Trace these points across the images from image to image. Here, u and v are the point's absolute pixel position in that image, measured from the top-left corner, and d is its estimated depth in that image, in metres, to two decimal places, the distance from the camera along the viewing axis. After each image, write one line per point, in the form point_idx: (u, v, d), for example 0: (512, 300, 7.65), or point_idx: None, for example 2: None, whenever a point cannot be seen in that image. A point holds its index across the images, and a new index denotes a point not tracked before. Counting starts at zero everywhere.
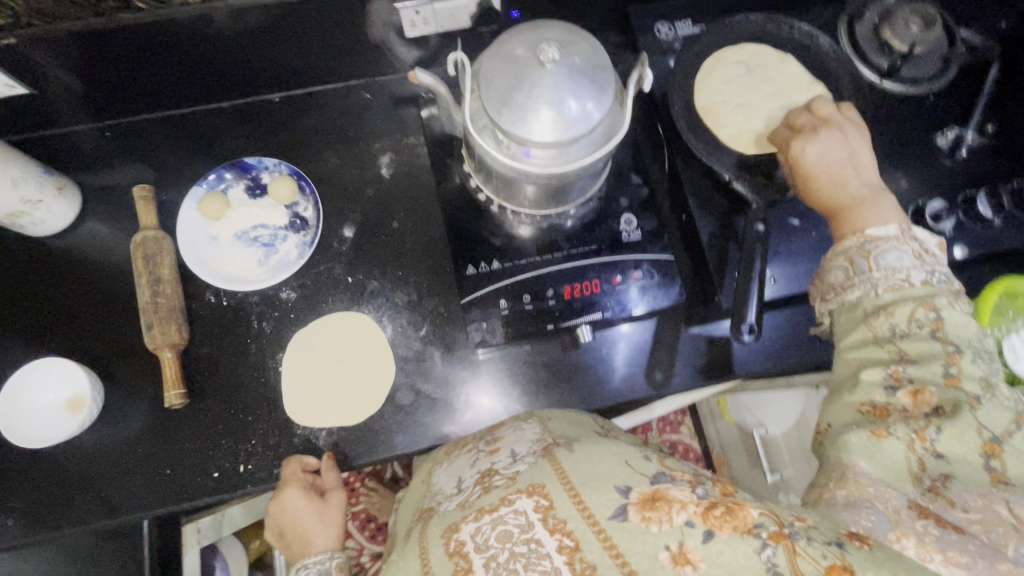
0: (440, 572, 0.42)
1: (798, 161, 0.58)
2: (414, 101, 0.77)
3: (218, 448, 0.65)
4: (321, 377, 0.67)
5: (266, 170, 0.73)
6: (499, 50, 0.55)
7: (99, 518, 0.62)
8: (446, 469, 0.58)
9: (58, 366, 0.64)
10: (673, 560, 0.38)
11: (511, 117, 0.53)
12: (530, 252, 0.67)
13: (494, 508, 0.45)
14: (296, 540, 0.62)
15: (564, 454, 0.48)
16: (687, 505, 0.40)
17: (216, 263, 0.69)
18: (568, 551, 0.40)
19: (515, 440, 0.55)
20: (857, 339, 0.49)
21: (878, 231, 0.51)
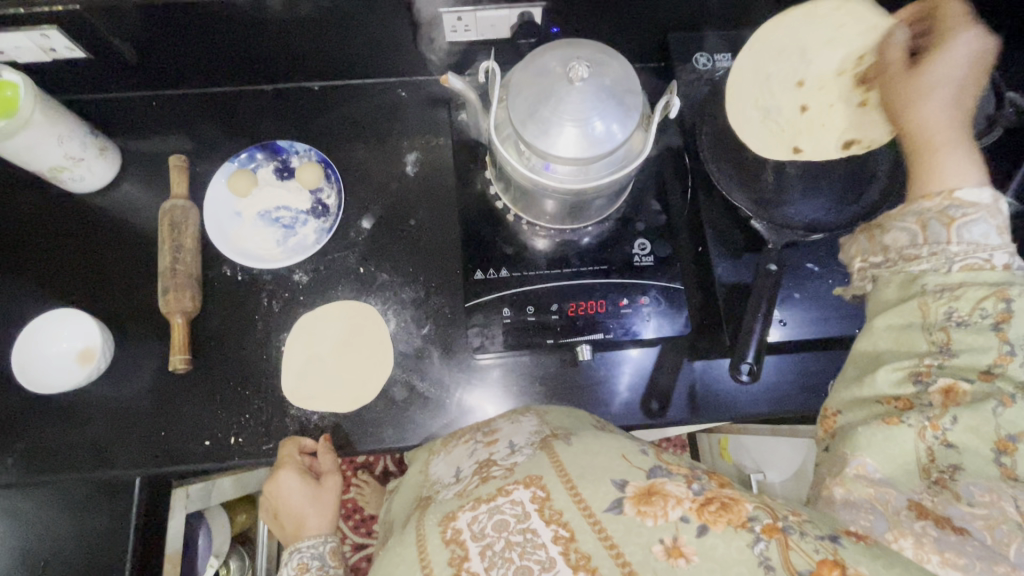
0: (436, 559, 0.41)
1: (924, 76, 0.49)
2: (444, 105, 0.79)
3: (213, 418, 0.66)
4: (327, 359, 0.68)
5: (296, 155, 0.75)
6: (533, 63, 0.56)
7: (93, 469, 0.64)
8: (444, 457, 0.59)
9: (74, 318, 0.67)
10: (667, 552, 0.38)
11: (535, 130, 0.54)
12: (540, 265, 0.67)
13: (491, 498, 0.44)
14: (294, 522, 0.65)
15: (562, 446, 0.48)
16: (683, 501, 0.40)
17: (236, 238, 0.71)
18: (563, 542, 0.39)
19: (515, 433, 0.55)
20: (901, 320, 0.45)
21: (969, 194, 0.45)
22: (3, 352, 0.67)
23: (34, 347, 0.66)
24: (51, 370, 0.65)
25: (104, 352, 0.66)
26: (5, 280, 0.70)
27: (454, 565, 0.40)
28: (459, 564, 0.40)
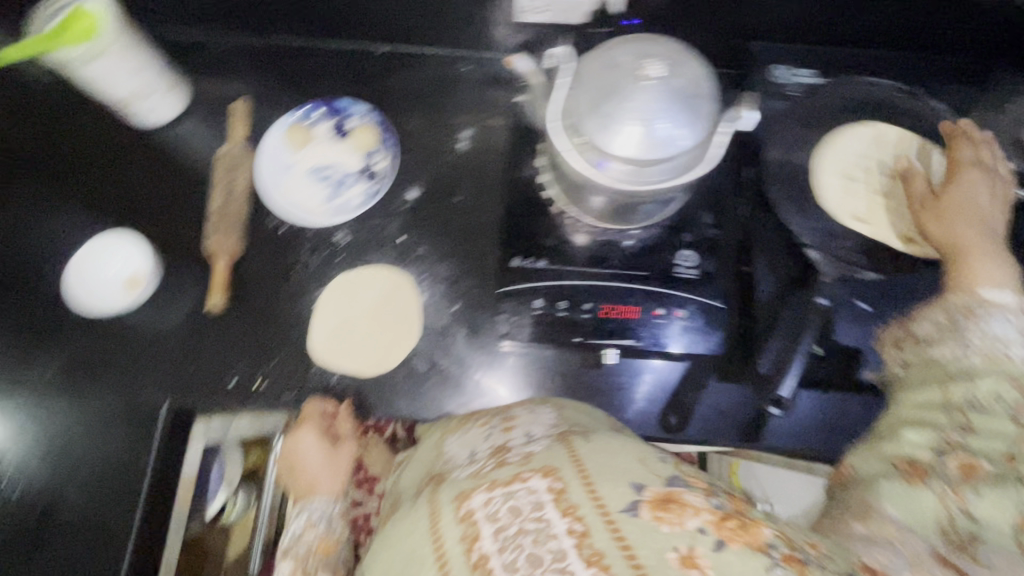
0: (449, 535, 0.42)
1: (948, 207, 0.55)
2: (505, 85, 0.77)
3: (240, 361, 0.68)
4: (355, 332, 0.69)
5: (353, 115, 0.75)
6: (602, 55, 0.55)
7: (124, 392, 0.68)
8: (457, 438, 0.59)
9: (132, 247, 0.69)
10: (680, 562, 0.36)
11: (595, 122, 0.52)
12: (580, 262, 0.66)
13: (506, 482, 0.44)
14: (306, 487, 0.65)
15: (581, 442, 0.47)
16: (701, 511, 0.39)
17: (286, 190, 0.71)
18: (576, 536, 0.38)
19: (532, 423, 0.55)
20: (925, 399, 0.46)
21: (993, 295, 0.50)
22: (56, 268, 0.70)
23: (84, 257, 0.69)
24: (90, 282, 0.68)
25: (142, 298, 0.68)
26: (64, 199, 0.73)
27: (466, 541, 0.41)
28: (471, 542, 0.41)
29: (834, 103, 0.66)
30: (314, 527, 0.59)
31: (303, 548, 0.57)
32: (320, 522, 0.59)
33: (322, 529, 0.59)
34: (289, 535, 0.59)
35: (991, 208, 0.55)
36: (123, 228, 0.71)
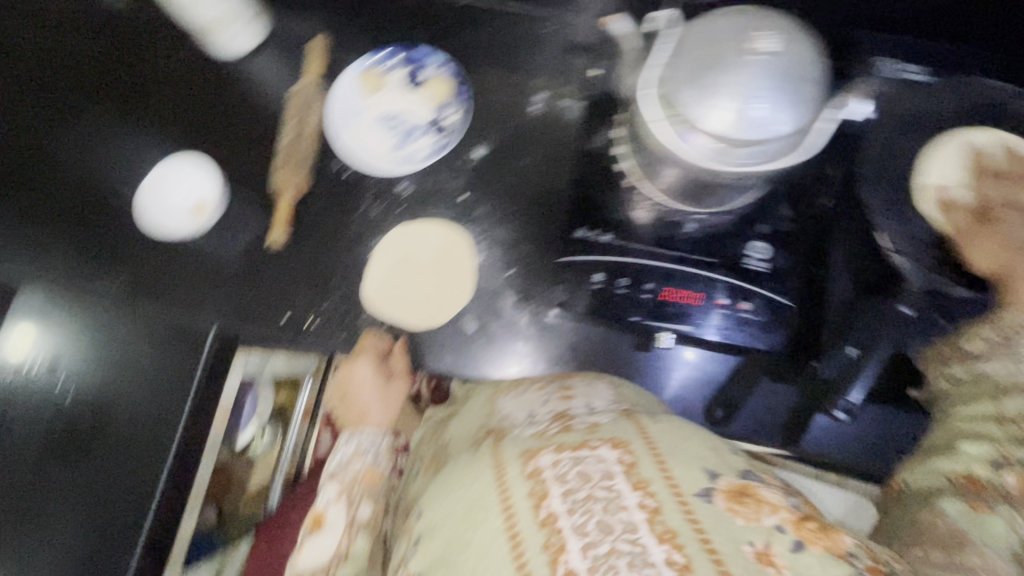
0: (516, 489, 0.43)
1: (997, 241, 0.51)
2: (586, 51, 0.75)
3: (298, 297, 0.71)
4: (408, 277, 0.69)
5: (428, 64, 0.74)
6: (708, 27, 0.52)
7: (183, 312, 0.70)
8: (512, 398, 0.59)
9: (205, 178, 0.69)
10: (757, 557, 0.38)
11: (691, 94, 0.50)
12: (644, 239, 0.63)
13: (575, 447, 0.45)
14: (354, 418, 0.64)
15: (650, 422, 0.48)
16: (779, 510, 0.41)
17: (353, 133, 0.71)
18: (648, 511, 0.39)
19: (592, 396, 0.55)
20: (976, 412, 0.46)
21: None
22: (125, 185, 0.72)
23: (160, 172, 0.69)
24: (156, 198, 0.68)
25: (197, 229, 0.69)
26: (134, 117, 0.72)
27: (533, 497, 0.42)
28: (539, 498, 0.42)
29: (965, 92, 0.57)
30: (362, 455, 0.57)
31: (351, 475, 0.55)
32: (369, 451, 0.57)
33: (370, 458, 0.57)
34: (336, 459, 0.57)
35: None
36: (200, 155, 0.70)
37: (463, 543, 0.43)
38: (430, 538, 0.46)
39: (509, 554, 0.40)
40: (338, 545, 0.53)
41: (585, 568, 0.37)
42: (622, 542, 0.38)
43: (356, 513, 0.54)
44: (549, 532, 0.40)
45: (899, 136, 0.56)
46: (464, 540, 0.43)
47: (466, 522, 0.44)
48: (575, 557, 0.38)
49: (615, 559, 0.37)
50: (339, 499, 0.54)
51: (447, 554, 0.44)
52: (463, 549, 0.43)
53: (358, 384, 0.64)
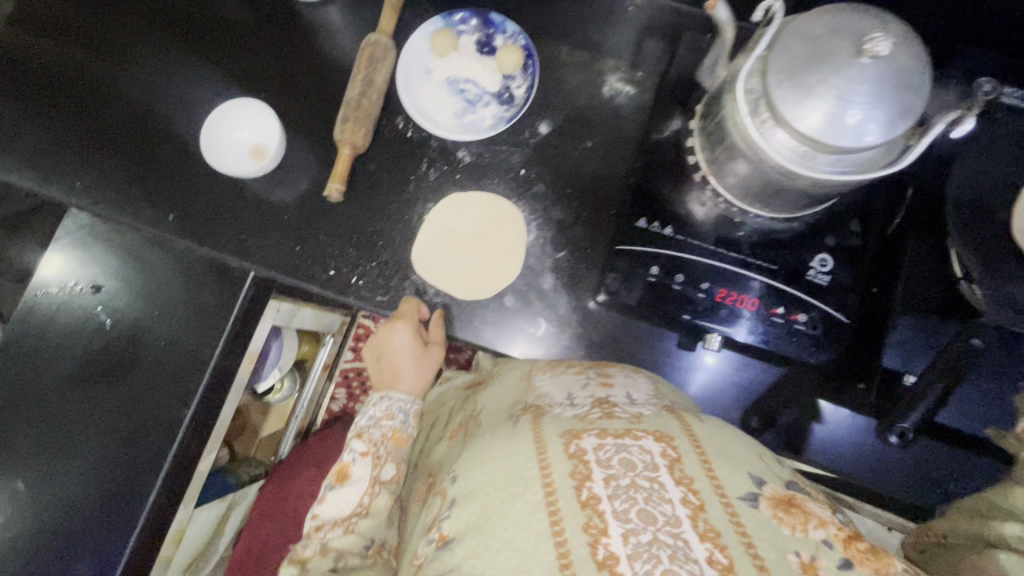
0: (558, 467, 0.44)
1: None
2: (667, 36, 0.71)
3: (343, 254, 0.69)
4: (456, 244, 0.69)
5: (503, 33, 0.72)
6: (824, 16, 0.48)
7: (229, 253, 0.70)
8: (550, 379, 0.59)
9: (270, 128, 0.70)
10: (802, 566, 0.40)
11: (789, 93, 0.47)
12: (706, 238, 0.62)
13: (618, 434, 0.46)
14: (392, 372, 0.70)
15: (693, 420, 0.49)
16: (827, 524, 0.42)
17: (419, 95, 0.71)
18: (691, 507, 0.42)
19: (630, 387, 0.56)
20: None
21: None
22: (190, 121, 0.72)
23: (222, 115, 0.71)
24: (217, 141, 0.70)
25: (251, 174, 0.69)
26: (211, 56, 0.74)
27: (576, 478, 0.43)
28: (581, 480, 0.43)
29: None
30: (391, 417, 0.68)
31: (379, 434, 0.67)
32: (398, 415, 0.69)
33: (398, 422, 0.68)
34: (367, 417, 0.69)
35: None
36: (266, 106, 0.71)
37: (501, 512, 0.44)
38: (468, 503, 0.46)
39: (549, 531, 0.41)
40: (362, 498, 0.65)
41: (625, 554, 0.39)
42: (664, 534, 0.40)
43: (381, 468, 0.66)
44: (590, 514, 0.41)
45: (998, 161, 0.53)
46: (501, 508, 0.44)
47: (505, 492, 0.45)
48: (616, 542, 0.40)
49: (658, 549, 0.39)
50: (366, 453, 0.66)
51: (481, 520, 0.44)
52: (500, 518, 0.44)
53: (396, 348, 0.66)
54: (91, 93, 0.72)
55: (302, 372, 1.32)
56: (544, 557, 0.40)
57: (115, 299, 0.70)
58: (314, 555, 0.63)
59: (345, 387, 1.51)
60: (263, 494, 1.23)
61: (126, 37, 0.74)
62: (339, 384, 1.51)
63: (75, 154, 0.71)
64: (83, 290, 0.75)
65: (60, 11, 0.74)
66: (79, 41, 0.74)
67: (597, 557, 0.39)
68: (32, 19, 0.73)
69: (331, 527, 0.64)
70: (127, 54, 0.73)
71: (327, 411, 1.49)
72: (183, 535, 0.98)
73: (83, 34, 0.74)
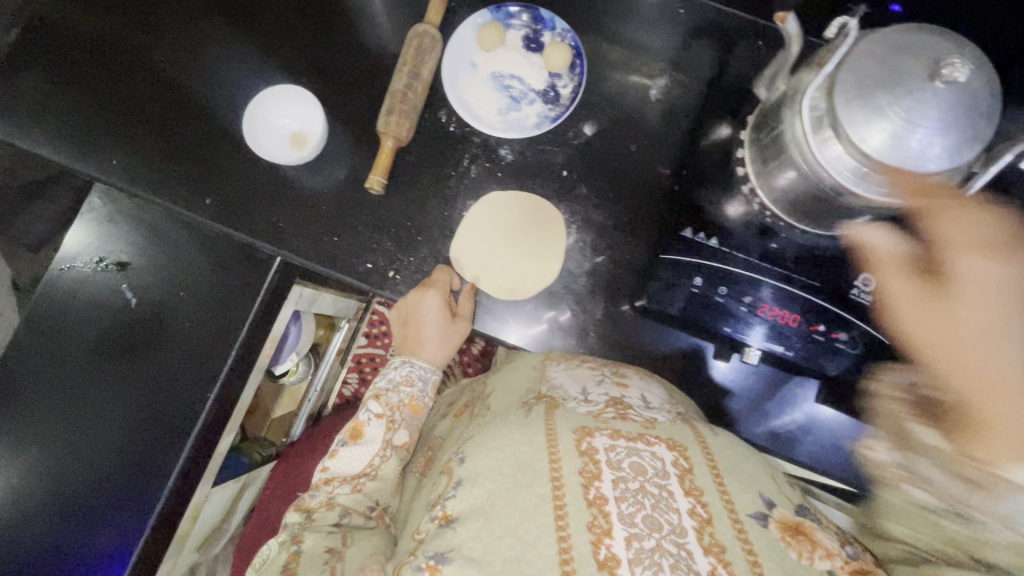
0: (569, 462, 0.49)
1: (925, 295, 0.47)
2: (718, 39, 0.70)
3: (380, 247, 0.69)
4: (494, 230, 0.69)
5: (551, 30, 0.70)
6: (901, 34, 0.46)
7: (265, 240, 0.69)
8: (566, 371, 0.62)
9: (314, 117, 0.69)
10: None
11: (857, 112, 0.46)
12: (751, 251, 0.62)
13: (631, 437, 0.51)
14: (416, 339, 0.72)
15: (706, 432, 0.55)
16: (833, 556, 0.48)
17: (463, 89, 0.70)
18: (699, 519, 0.47)
19: (646, 389, 0.60)
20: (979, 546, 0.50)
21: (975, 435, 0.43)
22: (229, 103, 0.71)
23: (263, 100, 0.70)
24: (258, 126, 0.69)
25: (290, 161, 0.68)
26: (252, 36, 0.72)
27: (585, 476, 0.48)
28: (590, 478, 0.48)
29: None
30: (410, 385, 0.73)
31: (397, 400, 0.72)
32: (416, 383, 0.73)
33: (416, 390, 0.73)
34: (388, 380, 0.74)
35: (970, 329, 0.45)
36: (310, 94, 0.70)
37: (506, 499, 0.48)
38: (473, 485, 0.51)
39: (553, 525, 0.46)
40: (372, 458, 0.70)
41: (626, 557, 0.44)
42: (668, 542, 0.45)
43: (393, 433, 0.71)
44: (595, 513, 0.46)
45: None
46: (506, 496, 0.49)
47: (513, 480, 0.49)
48: (618, 544, 0.45)
49: (660, 556, 0.44)
50: (382, 415, 0.71)
51: (485, 504, 0.49)
52: (505, 505, 0.48)
53: (423, 315, 0.68)
54: (130, 69, 0.71)
55: (317, 355, 1.32)
56: (544, 550, 0.45)
57: (141, 277, 0.82)
58: (320, 506, 0.67)
59: (357, 372, 1.51)
60: (275, 475, 1.23)
61: (166, 13, 0.72)
62: (352, 368, 1.51)
63: (113, 131, 0.70)
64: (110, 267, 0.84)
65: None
66: (119, 15, 0.72)
67: (598, 556, 0.44)
68: None
69: (338, 483, 0.69)
70: (167, 30, 0.72)
71: (339, 396, 1.49)
72: (199, 513, 0.99)
73: (121, 8, 0.72)
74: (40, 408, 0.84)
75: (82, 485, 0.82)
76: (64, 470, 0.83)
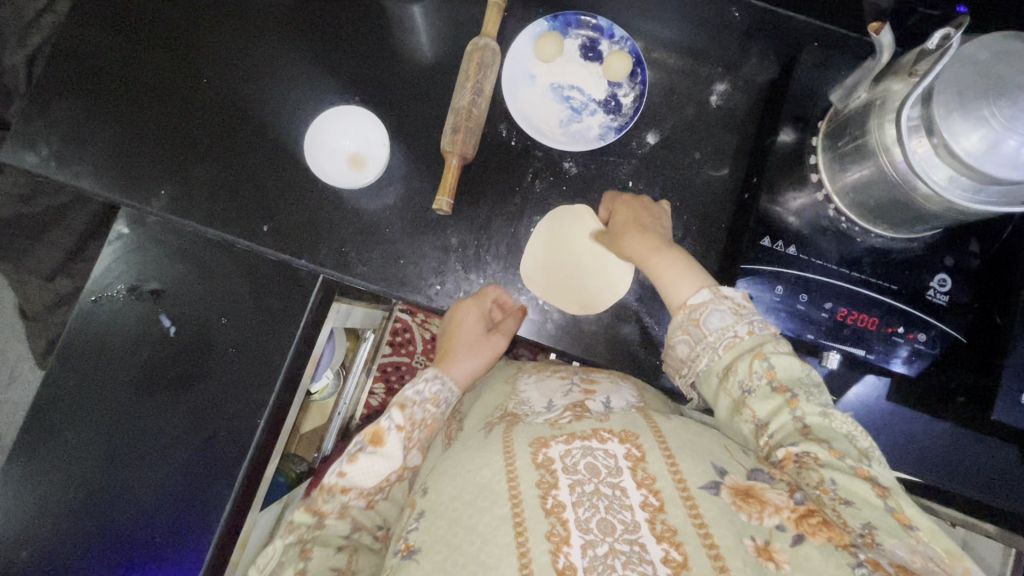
0: (525, 474, 0.50)
1: (622, 241, 0.64)
2: (779, 42, 0.70)
3: (446, 266, 0.68)
4: (543, 250, 0.69)
5: (610, 39, 0.70)
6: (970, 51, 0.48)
7: (331, 268, 0.69)
8: (536, 383, 0.68)
9: (376, 143, 0.69)
10: (757, 551, 0.45)
11: (957, 121, 0.47)
12: (828, 257, 0.63)
13: (586, 438, 0.53)
14: (448, 353, 0.69)
15: (660, 420, 0.55)
16: (781, 510, 0.48)
17: (523, 101, 0.69)
18: (651, 509, 0.47)
19: (612, 393, 0.63)
20: (755, 402, 0.53)
21: (696, 298, 0.58)
22: (289, 129, 0.71)
23: (324, 122, 0.70)
24: (316, 151, 0.69)
25: (353, 186, 0.68)
26: (310, 63, 0.72)
27: (542, 487, 0.49)
28: (546, 488, 0.49)
29: None
30: (436, 404, 0.66)
31: (421, 415, 0.64)
32: (442, 405, 0.66)
33: (440, 410, 0.66)
34: (414, 389, 0.65)
35: (643, 242, 0.62)
36: (377, 121, 0.70)
37: (467, 527, 0.48)
38: (435, 517, 0.51)
39: (513, 543, 0.46)
40: (389, 474, 0.62)
41: (582, 566, 0.44)
42: (621, 542, 0.45)
43: (408, 452, 0.64)
44: (553, 522, 0.47)
45: None
46: (467, 522, 0.49)
47: (472, 505, 0.50)
48: (576, 552, 0.45)
49: (613, 559, 0.45)
50: (403, 428, 0.63)
51: (449, 533, 0.49)
52: (466, 533, 0.48)
53: (460, 324, 0.67)
54: (175, 98, 0.71)
55: (349, 369, 1.30)
56: (508, 570, 0.45)
57: (178, 306, 0.77)
58: (332, 512, 0.60)
59: (383, 381, 1.49)
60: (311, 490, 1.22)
61: (211, 38, 0.72)
62: (378, 378, 1.49)
63: (159, 162, 0.70)
64: (137, 296, 0.78)
65: (140, 13, 0.73)
66: (166, 45, 0.72)
67: (557, 565, 0.45)
68: (120, 21, 0.72)
69: (354, 496, 0.61)
70: (210, 57, 0.72)
71: (366, 407, 1.47)
72: (248, 540, 0.97)
73: (165, 36, 0.72)
74: (75, 451, 0.78)
75: (126, 527, 0.77)
76: (103, 517, 0.78)
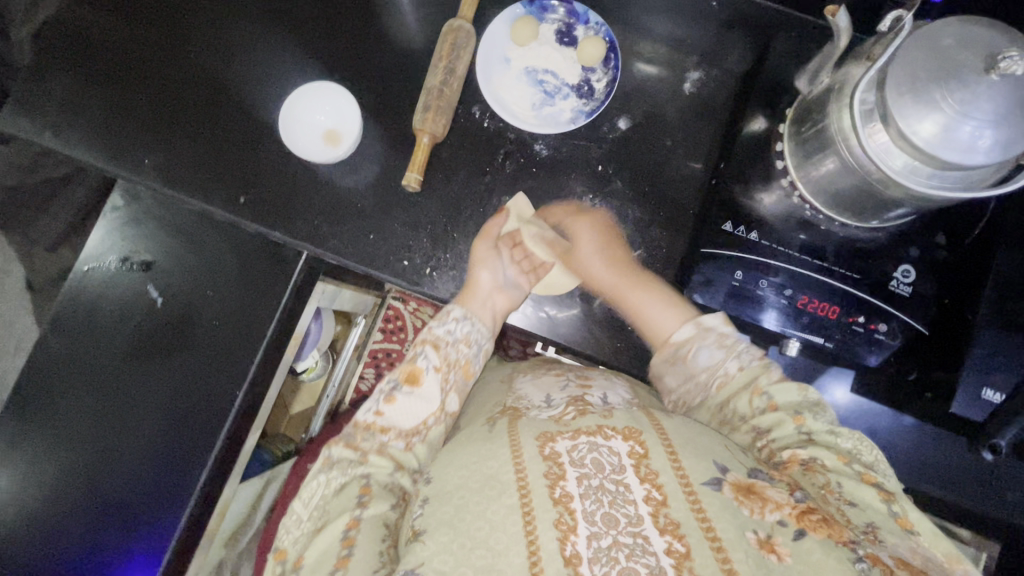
0: (533, 468, 0.50)
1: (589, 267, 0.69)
2: (750, 30, 0.70)
3: (417, 243, 0.70)
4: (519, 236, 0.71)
5: (585, 24, 0.71)
6: (927, 32, 0.47)
7: (301, 238, 0.71)
8: (532, 381, 0.70)
9: (349, 118, 0.71)
10: (759, 543, 0.45)
11: (909, 105, 0.47)
12: (791, 245, 0.62)
13: (591, 433, 0.52)
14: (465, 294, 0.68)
15: (661, 416, 0.55)
16: (782, 506, 0.47)
17: (497, 84, 0.70)
18: (654, 503, 0.47)
19: (606, 389, 0.64)
20: (755, 419, 0.57)
21: (681, 335, 0.62)
22: (270, 106, 0.73)
23: (301, 98, 0.72)
24: (291, 126, 0.71)
25: (324, 161, 0.69)
26: (291, 42, 0.74)
27: (550, 478, 0.49)
28: (554, 479, 0.49)
29: None
30: (468, 345, 0.65)
31: (455, 356, 0.64)
32: (474, 345, 0.65)
33: (472, 351, 0.65)
34: (445, 329, 0.65)
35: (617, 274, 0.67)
36: (350, 97, 0.71)
37: (476, 513, 0.48)
38: (440, 503, 0.51)
39: (523, 532, 0.46)
40: (427, 417, 0.62)
41: (587, 556, 0.44)
42: (625, 535, 0.45)
43: (446, 394, 0.63)
44: (561, 511, 0.47)
45: None
46: (476, 509, 0.49)
47: (479, 494, 0.49)
48: (582, 542, 0.45)
49: (616, 551, 0.45)
50: (439, 368, 0.63)
51: (455, 518, 0.49)
52: (474, 519, 0.48)
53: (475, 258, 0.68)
54: (160, 72, 0.74)
55: (337, 351, 1.32)
56: (516, 558, 0.45)
57: (168, 277, 0.79)
58: (373, 449, 0.60)
59: (374, 366, 1.51)
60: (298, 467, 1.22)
61: (197, 17, 0.75)
62: (368, 364, 1.51)
63: (145, 133, 0.73)
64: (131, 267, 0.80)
65: None
66: (152, 23, 0.75)
67: (565, 553, 0.45)
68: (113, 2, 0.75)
69: (393, 436, 0.60)
70: (196, 35, 0.74)
71: (356, 391, 1.49)
72: (229, 511, 0.98)
73: (153, 15, 0.75)
74: (64, 414, 0.81)
75: (113, 494, 0.80)
76: (93, 482, 0.80)
